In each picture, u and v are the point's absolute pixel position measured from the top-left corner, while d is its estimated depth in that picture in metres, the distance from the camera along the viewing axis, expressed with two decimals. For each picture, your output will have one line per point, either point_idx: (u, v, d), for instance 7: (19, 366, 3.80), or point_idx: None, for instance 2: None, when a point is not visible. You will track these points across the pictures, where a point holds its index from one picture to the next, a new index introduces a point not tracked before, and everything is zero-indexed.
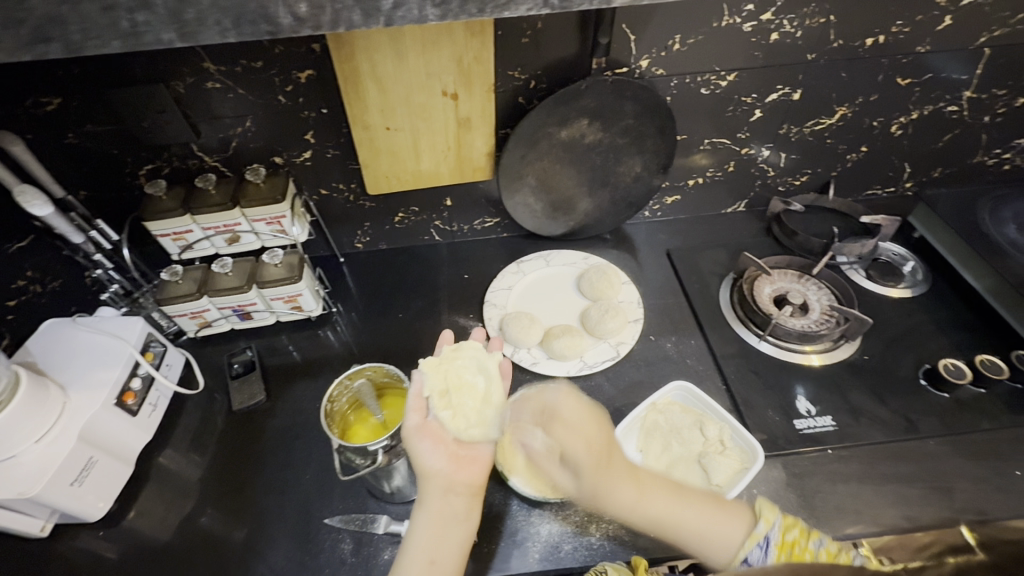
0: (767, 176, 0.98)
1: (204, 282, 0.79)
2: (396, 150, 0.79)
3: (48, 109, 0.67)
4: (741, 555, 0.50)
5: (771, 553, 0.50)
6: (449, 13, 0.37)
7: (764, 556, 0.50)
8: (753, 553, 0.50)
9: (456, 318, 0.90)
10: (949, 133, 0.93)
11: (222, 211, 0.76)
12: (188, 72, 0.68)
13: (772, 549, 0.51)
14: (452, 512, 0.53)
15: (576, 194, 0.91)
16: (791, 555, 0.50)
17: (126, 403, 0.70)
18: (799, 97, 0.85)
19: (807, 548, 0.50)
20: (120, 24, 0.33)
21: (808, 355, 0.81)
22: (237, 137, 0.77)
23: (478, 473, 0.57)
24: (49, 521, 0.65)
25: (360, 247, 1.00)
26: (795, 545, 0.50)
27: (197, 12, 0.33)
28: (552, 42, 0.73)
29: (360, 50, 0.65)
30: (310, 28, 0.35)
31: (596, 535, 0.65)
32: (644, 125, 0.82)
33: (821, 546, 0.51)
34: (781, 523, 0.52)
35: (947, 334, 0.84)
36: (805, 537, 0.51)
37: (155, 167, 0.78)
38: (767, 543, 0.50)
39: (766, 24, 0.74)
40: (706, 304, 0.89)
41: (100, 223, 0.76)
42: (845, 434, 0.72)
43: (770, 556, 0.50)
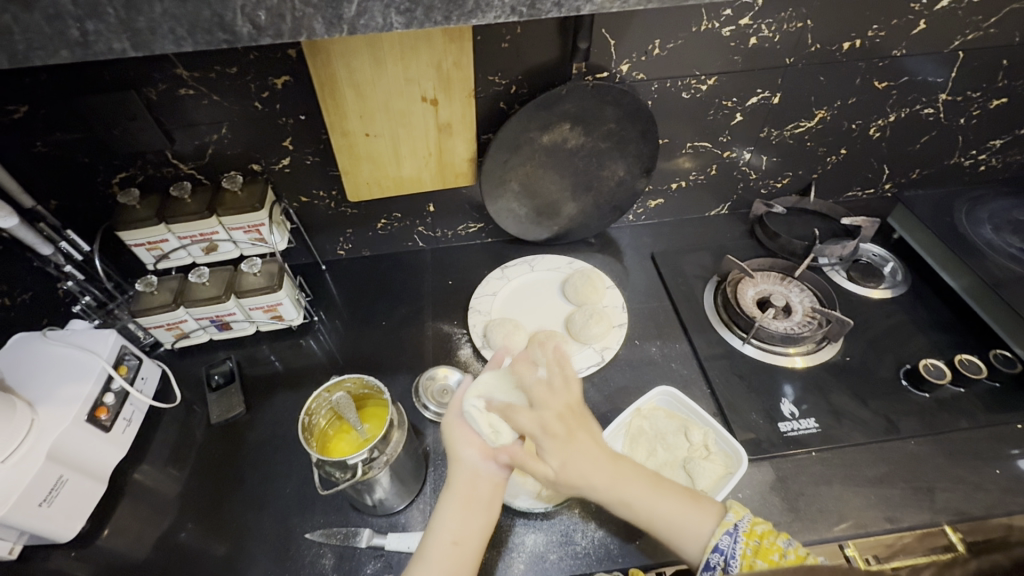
0: (749, 179, 0.99)
1: (181, 292, 0.77)
2: (376, 156, 0.78)
3: (15, 116, 0.65)
4: (714, 541, 0.53)
5: (740, 541, 0.52)
6: (414, 21, 0.36)
7: (733, 544, 0.52)
8: (723, 539, 0.53)
9: (441, 325, 0.89)
10: (926, 135, 0.95)
11: (198, 220, 0.75)
12: (160, 78, 0.66)
13: (741, 538, 0.53)
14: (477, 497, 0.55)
15: (560, 198, 0.91)
16: (757, 547, 0.51)
17: (99, 419, 0.68)
18: (778, 101, 0.86)
19: (775, 542, 0.51)
20: (69, 33, 0.32)
21: (792, 358, 0.81)
22: (213, 144, 0.75)
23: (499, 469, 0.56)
24: (18, 542, 0.62)
25: (343, 254, 0.98)
26: (763, 538, 0.51)
27: (149, 20, 0.32)
28: (531, 47, 0.72)
29: (336, 56, 0.64)
30: (270, 37, 0.35)
31: (581, 543, 0.64)
32: (626, 129, 0.82)
33: (789, 545, 0.51)
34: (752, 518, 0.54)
35: (927, 334, 0.85)
36: (776, 534, 0.52)
37: (128, 175, 0.76)
38: (738, 531, 0.53)
39: (744, 29, 0.75)
40: (690, 307, 0.89)
41: (70, 234, 0.74)
42: (829, 436, 0.73)
43: (738, 545, 0.52)
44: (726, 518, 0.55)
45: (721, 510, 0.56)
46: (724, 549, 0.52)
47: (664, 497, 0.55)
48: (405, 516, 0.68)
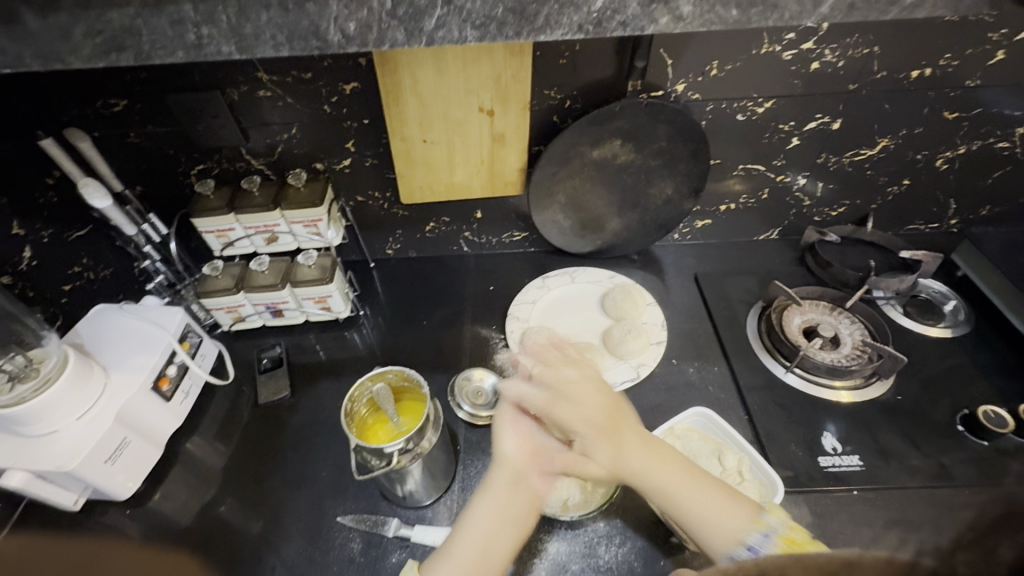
0: (802, 206, 0.97)
1: (242, 278, 0.83)
2: (431, 162, 0.82)
3: (115, 109, 0.73)
4: (744, 537, 0.52)
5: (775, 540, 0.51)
6: (487, 35, 0.38)
7: (765, 541, 0.51)
8: (755, 537, 0.52)
9: (479, 329, 0.91)
10: (999, 170, 0.90)
11: (263, 212, 0.80)
12: (243, 80, 0.72)
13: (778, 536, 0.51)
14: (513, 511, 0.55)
15: (606, 213, 0.91)
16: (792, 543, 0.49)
17: (161, 388, 0.73)
18: (838, 127, 0.84)
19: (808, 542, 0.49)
20: (186, 36, 0.36)
21: (837, 391, 0.78)
22: (283, 142, 0.81)
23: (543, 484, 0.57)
24: (82, 495, 0.68)
25: (391, 254, 1.02)
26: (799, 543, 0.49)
27: (256, 27, 0.36)
28: (588, 64, 0.74)
29: (402, 65, 0.68)
30: (356, 45, 0.38)
31: (604, 558, 0.64)
32: (678, 148, 0.82)
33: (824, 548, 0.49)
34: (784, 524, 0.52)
35: (989, 379, 0.80)
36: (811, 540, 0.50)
37: (205, 167, 0.82)
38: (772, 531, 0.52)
39: (807, 54, 0.74)
40: (732, 332, 0.87)
41: (151, 217, 0.81)
42: (872, 476, 0.70)
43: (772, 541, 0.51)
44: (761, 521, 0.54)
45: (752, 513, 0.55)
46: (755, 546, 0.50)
47: (704, 488, 0.57)
48: (431, 511, 0.69)
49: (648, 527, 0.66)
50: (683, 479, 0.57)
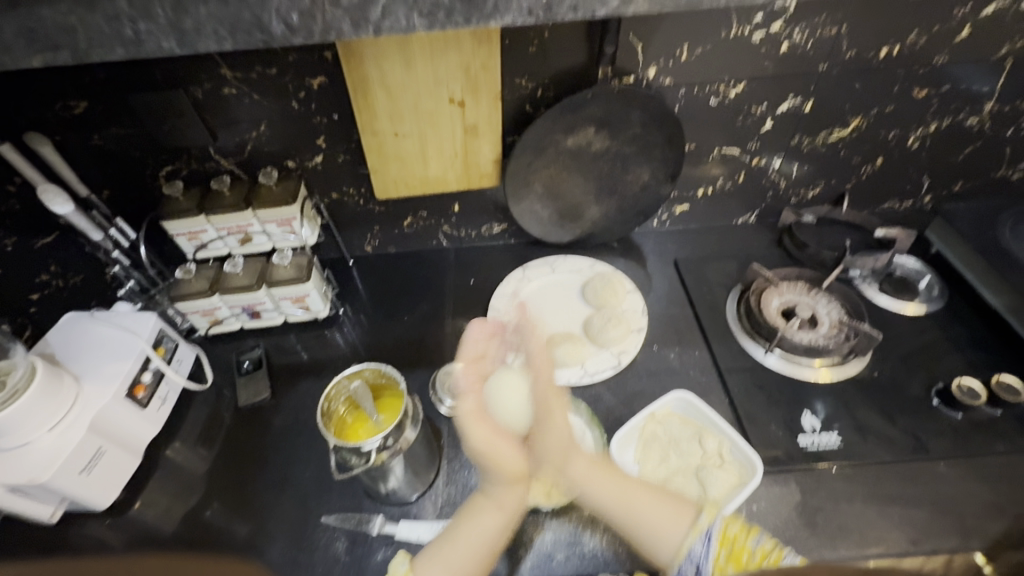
0: (779, 188, 0.97)
1: (216, 281, 0.81)
2: (404, 156, 0.81)
3: (75, 111, 0.71)
4: (685, 547, 0.55)
5: (712, 545, 0.55)
6: (436, 23, 0.38)
7: (706, 549, 0.55)
8: (694, 545, 0.55)
9: (461, 323, 0.91)
10: (970, 146, 0.91)
11: (234, 212, 0.78)
12: (206, 78, 0.71)
13: (715, 542, 0.55)
14: (505, 506, 0.57)
15: (584, 201, 0.91)
16: (730, 551, 0.55)
17: (137, 396, 0.72)
18: (811, 108, 0.84)
19: (745, 544, 0.54)
20: (123, 32, 0.35)
21: (817, 370, 0.79)
22: (252, 140, 0.79)
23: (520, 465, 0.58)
24: (59, 507, 0.67)
25: (370, 250, 1.01)
26: (734, 540, 0.55)
27: (195, 21, 0.35)
28: (558, 51, 0.74)
29: (368, 58, 0.67)
30: (302, 37, 0.37)
31: (589, 545, 0.64)
32: (652, 133, 0.82)
33: (758, 543, 0.54)
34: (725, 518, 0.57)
35: (963, 352, 0.81)
36: (746, 534, 0.55)
37: (174, 168, 0.80)
38: (709, 536, 0.55)
39: (776, 34, 0.74)
40: (712, 316, 0.88)
41: (119, 222, 0.79)
42: (851, 452, 0.71)
43: (711, 551, 0.55)
44: (698, 522, 0.57)
45: (694, 512, 0.58)
46: (695, 555, 0.54)
47: (641, 491, 0.60)
48: (416, 507, 0.69)
49: None
50: (615, 481, 0.61)
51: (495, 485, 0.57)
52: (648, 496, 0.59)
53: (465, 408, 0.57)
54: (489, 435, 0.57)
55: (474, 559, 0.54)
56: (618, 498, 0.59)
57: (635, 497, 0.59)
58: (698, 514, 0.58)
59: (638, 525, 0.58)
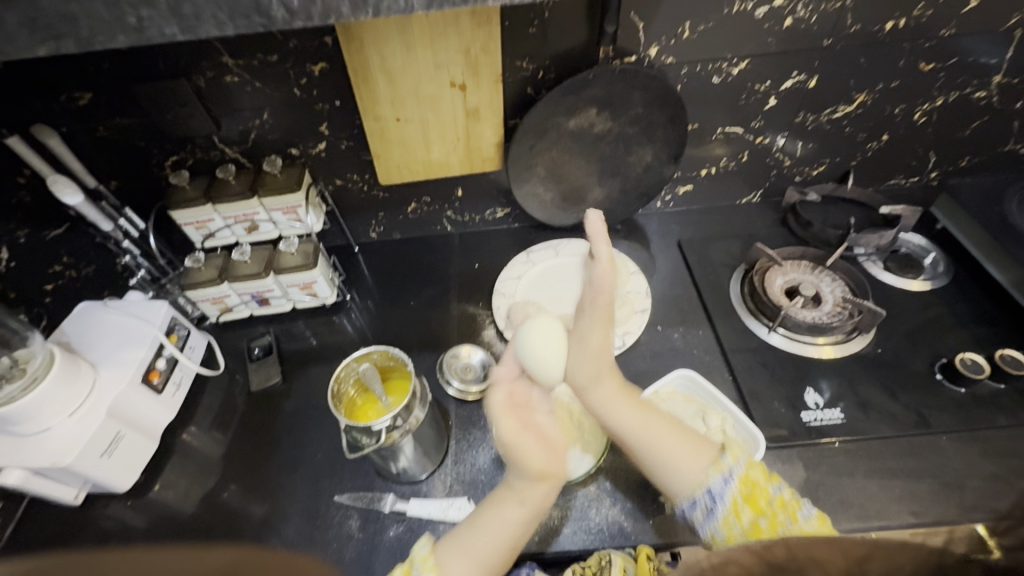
0: (783, 166, 0.96)
1: (224, 269, 0.82)
2: (406, 141, 0.81)
3: (80, 103, 0.72)
4: (704, 481, 0.57)
5: (732, 484, 0.56)
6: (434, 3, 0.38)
7: (725, 486, 0.56)
8: (716, 482, 0.56)
9: (466, 306, 0.92)
10: (977, 120, 0.90)
11: (241, 200, 0.79)
12: (208, 66, 0.71)
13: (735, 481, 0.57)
14: (532, 500, 0.55)
15: (586, 183, 0.91)
16: (750, 492, 0.56)
17: (152, 382, 0.74)
18: (815, 84, 0.83)
19: (766, 489, 0.56)
20: (126, 20, 0.35)
21: (820, 347, 0.79)
22: (255, 129, 0.80)
23: (552, 462, 0.54)
24: (82, 489, 0.69)
25: (375, 237, 1.02)
26: (756, 485, 0.56)
27: (196, 6, 0.35)
28: (559, 32, 0.73)
29: (368, 43, 0.67)
30: (301, 20, 0.37)
31: (596, 519, 0.66)
32: (654, 113, 0.82)
33: (778, 492, 0.56)
34: (746, 462, 0.58)
35: (967, 328, 0.81)
36: (767, 482, 0.57)
37: (179, 158, 0.81)
38: (731, 476, 0.57)
39: (779, 10, 0.73)
40: (716, 295, 0.88)
41: (128, 211, 0.80)
42: (854, 427, 0.72)
43: (729, 489, 0.56)
44: (720, 462, 0.58)
45: (716, 451, 0.60)
46: (715, 492, 0.56)
47: (673, 431, 0.60)
48: (427, 485, 0.71)
49: (636, 490, 0.68)
50: (648, 417, 0.61)
51: (522, 481, 0.55)
52: (671, 432, 0.60)
53: (495, 399, 0.54)
54: (517, 428, 0.53)
55: (496, 556, 0.54)
56: (642, 437, 0.60)
57: (658, 429, 0.60)
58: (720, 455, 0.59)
59: (660, 453, 0.59)
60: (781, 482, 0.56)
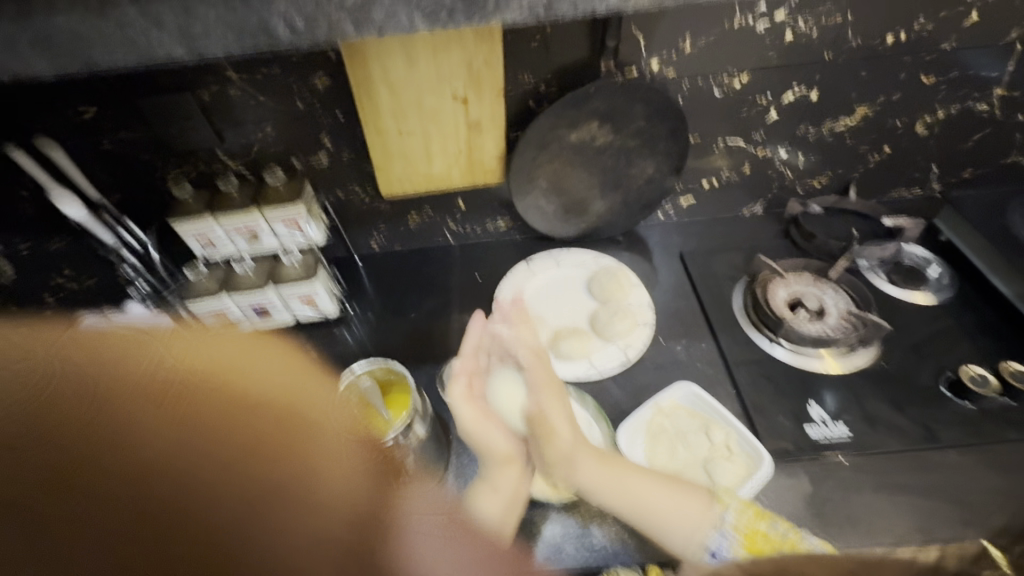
0: (785, 178, 0.96)
1: (225, 280, 0.83)
2: (409, 154, 0.81)
3: (85, 116, 0.72)
4: (706, 540, 0.57)
5: (731, 535, 0.57)
6: (438, 23, 0.38)
7: (724, 541, 0.57)
8: (715, 539, 0.57)
9: (468, 318, 0.92)
10: (979, 133, 0.90)
11: (242, 212, 0.77)
12: (212, 80, 0.72)
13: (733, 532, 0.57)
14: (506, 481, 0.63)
15: (588, 195, 0.91)
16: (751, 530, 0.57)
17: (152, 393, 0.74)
18: (816, 98, 0.83)
19: (766, 527, 0.57)
20: (133, 40, 0.35)
21: (825, 361, 0.79)
22: (259, 142, 0.80)
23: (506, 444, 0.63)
24: None
25: (376, 249, 1.02)
26: (752, 526, 0.57)
27: (202, 26, 0.36)
28: (561, 46, 0.74)
29: (371, 57, 0.68)
30: (307, 39, 0.38)
31: (598, 536, 0.65)
32: (656, 126, 0.82)
33: (778, 528, 0.57)
34: (739, 508, 0.59)
35: (973, 341, 0.81)
36: (763, 519, 0.58)
37: (182, 171, 0.81)
38: (725, 524, 0.58)
39: (780, 24, 0.73)
40: (719, 308, 0.88)
41: (127, 223, 0.81)
42: (860, 442, 0.71)
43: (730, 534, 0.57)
44: (715, 513, 0.59)
45: (708, 501, 0.60)
46: (719, 549, 0.56)
47: (660, 491, 0.60)
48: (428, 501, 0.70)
49: None
50: (626, 471, 0.62)
51: (491, 469, 0.63)
52: (660, 489, 0.60)
53: (455, 390, 0.63)
54: (478, 418, 0.62)
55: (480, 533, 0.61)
56: (608, 476, 0.61)
57: (636, 485, 0.60)
58: (714, 505, 0.60)
59: (654, 517, 0.59)
60: (779, 520, 0.58)
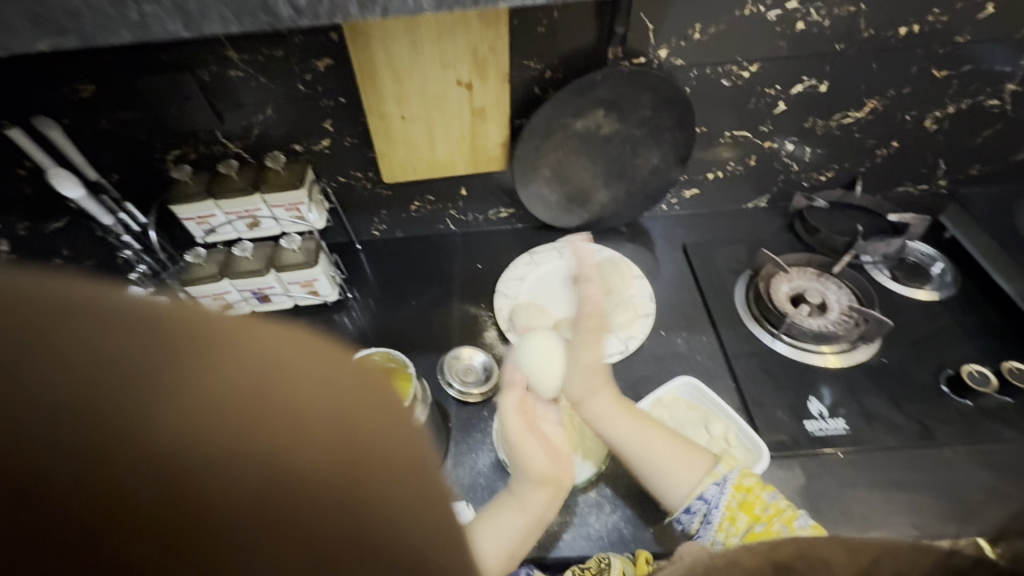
0: (791, 172, 0.95)
1: (225, 265, 0.82)
2: (411, 139, 0.80)
3: (82, 96, 0.71)
4: (699, 491, 0.58)
5: (727, 492, 0.57)
6: (445, 4, 0.37)
7: (719, 495, 0.57)
8: (709, 490, 0.57)
9: (468, 307, 0.91)
10: (989, 128, 0.89)
11: (244, 196, 0.78)
12: (212, 60, 0.70)
13: (729, 489, 0.57)
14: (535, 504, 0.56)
15: (591, 185, 0.90)
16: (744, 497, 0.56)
17: None
18: (825, 90, 0.82)
19: (760, 495, 0.56)
20: (129, 16, 0.34)
21: (825, 356, 0.79)
22: (259, 124, 0.79)
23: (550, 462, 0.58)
24: None
25: (377, 235, 1.01)
26: (750, 490, 0.56)
27: (201, 4, 0.35)
28: (568, 32, 0.72)
29: (374, 40, 0.66)
30: (309, 19, 0.37)
31: (595, 526, 0.66)
32: (662, 116, 0.81)
33: (773, 498, 0.55)
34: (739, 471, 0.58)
35: (974, 339, 0.81)
36: (762, 488, 0.56)
37: (181, 152, 0.80)
38: (724, 483, 0.57)
39: (791, 13, 0.72)
40: (721, 302, 0.87)
41: (127, 205, 0.81)
42: (858, 438, 0.71)
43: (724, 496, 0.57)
44: (714, 470, 0.59)
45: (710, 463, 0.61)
46: (708, 497, 0.57)
47: (675, 449, 0.61)
48: None
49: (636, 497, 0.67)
50: (645, 426, 0.62)
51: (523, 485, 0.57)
52: (666, 441, 0.62)
53: (507, 399, 0.60)
54: (524, 429, 0.59)
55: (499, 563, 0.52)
56: (637, 442, 0.61)
57: (654, 442, 0.61)
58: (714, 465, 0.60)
59: (661, 471, 0.60)
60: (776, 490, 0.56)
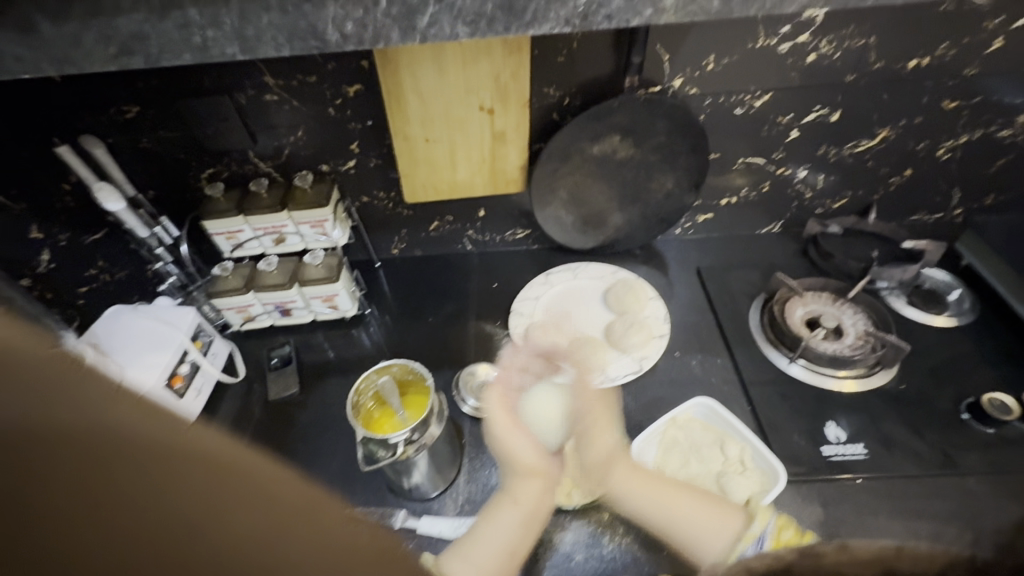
0: (804, 198, 0.96)
1: (251, 279, 0.85)
2: (433, 161, 0.83)
3: (127, 116, 0.75)
4: (729, 552, 0.55)
5: (765, 551, 0.53)
6: (478, 31, 0.40)
7: (755, 554, 0.53)
8: (743, 552, 0.54)
9: (483, 325, 0.93)
10: (1003, 158, 0.90)
11: (271, 213, 0.81)
12: (249, 85, 0.75)
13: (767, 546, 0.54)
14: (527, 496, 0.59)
15: (606, 208, 0.92)
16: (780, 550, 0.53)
17: (175, 386, 0.75)
18: (837, 119, 0.84)
19: (789, 540, 0.54)
20: (192, 39, 0.38)
21: (842, 381, 0.78)
22: (289, 145, 0.83)
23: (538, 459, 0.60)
24: None
25: (396, 253, 1.04)
26: (784, 542, 0.54)
27: (257, 29, 0.38)
28: (586, 61, 0.76)
29: (403, 67, 0.70)
30: (353, 44, 0.40)
31: (608, 547, 0.65)
32: (677, 142, 0.83)
33: (791, 535, 0.55)
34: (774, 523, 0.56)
35: (995, 367, 0.80)
36: (792, 537, 0.55)
37: (214, 171, 0.84)
38: (762, 541, 0.54)
39: (802, 46, 0.75)
40: (735, 325, 0.87)
41: (163, 219, 0.84)
42: (877, 464, 0.70)
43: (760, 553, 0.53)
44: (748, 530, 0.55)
45: (742, 521, 0.57)
46: None
47: (694, 510, 0.59)
48: (438, 503, 0.70)
49: None
50: (659, 488, 0.62)
51: (511, 478, 0.60)
52: (691, 501, 0.60)
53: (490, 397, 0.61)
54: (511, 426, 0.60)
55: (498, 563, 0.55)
56: (643, 484, 0.62)
57: (668, 499, 0.60)
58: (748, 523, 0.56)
59: (682, 535, 0.58)
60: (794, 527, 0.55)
